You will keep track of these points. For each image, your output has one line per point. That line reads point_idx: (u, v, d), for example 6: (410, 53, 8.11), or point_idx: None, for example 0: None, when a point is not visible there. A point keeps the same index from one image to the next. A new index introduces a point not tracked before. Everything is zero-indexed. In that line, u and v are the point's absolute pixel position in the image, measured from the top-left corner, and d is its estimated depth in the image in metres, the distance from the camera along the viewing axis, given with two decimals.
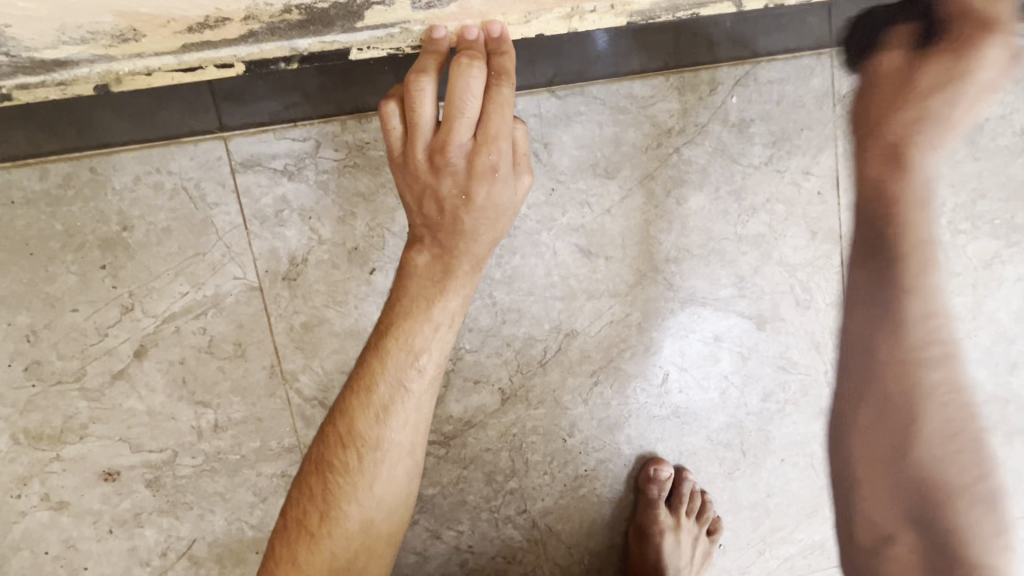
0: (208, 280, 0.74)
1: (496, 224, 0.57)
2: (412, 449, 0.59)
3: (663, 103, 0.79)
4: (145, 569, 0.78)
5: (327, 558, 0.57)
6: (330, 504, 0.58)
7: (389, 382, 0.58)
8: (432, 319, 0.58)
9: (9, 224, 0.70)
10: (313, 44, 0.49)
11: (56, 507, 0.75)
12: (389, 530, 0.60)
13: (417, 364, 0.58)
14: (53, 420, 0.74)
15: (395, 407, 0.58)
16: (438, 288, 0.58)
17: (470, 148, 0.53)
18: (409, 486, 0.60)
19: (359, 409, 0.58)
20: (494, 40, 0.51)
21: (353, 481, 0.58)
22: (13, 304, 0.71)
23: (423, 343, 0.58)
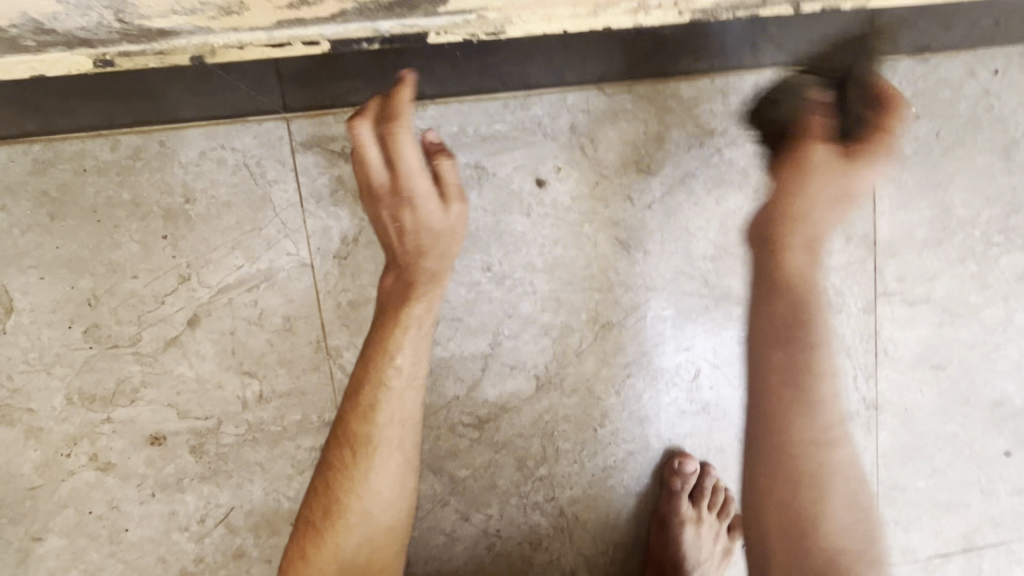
0: (262, 255, 0.76)
1: (438, 251, 0.69)
2: (403, 443, 0.71)
3: (707, 104, 0.81)
4: (183, 534, 0.80)
5: (335, 547, 0.69)
6: (332, 501, 0.69)
7: (373, 386, 0.69)
8: (416, 336, 0.70)
9: (80, 191, 0.73)
10: (395, 27, 0.52)
11: (103, 467, 0.78)
12: (389, 521, 0.71)
13: (406, 368, 0.70)
14: (107, 382, 0.76)
15: (385, 406, 0.69)
16: (418, 311, 0.70)
17: (389, 186, 0.65)
18: (402, 480, 0.71)
19: (354, 418, 0.69)
20: (405, 93, 0.63)
21: (353, 479, 0.69)
22: (78, 268, 0.74)
23: (407, 352, 0.70)
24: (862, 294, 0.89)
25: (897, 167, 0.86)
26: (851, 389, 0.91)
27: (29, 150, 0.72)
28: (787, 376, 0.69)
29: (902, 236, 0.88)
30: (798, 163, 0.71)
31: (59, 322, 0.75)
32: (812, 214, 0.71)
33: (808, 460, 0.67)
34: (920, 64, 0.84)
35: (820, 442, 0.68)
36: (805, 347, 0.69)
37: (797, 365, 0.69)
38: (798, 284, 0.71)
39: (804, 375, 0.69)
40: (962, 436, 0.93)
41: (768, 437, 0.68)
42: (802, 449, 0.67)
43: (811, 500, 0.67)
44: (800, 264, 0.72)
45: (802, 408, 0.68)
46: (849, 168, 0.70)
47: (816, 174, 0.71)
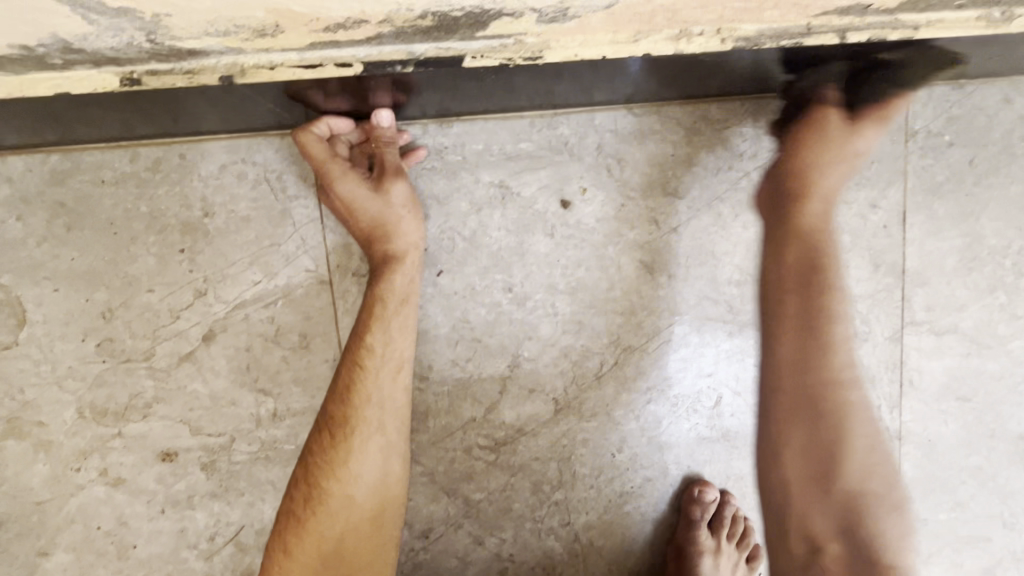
0: (280, 271, 0.75)
1: (390, 232, 0.71)
2: (381, 428, 0.71)
3: (737, 127, 0.80)
4: (192, 552, 0.79)
5: (317, 533, 0.70)
6: (314, 488, 0.71)
7: (348, 366, 0.71)
8: (389, 319, 0.71)
9: (97, 203, 0.72)
10: (431, 49, 0.50)
11: (113, 483, 0.76)
12: (370, 509, 0.71)
13: (381, 351, 0.71)
14: (119, 397, 0.75)
15: (361, 387, 0.71)
16: (393, 293, 0.71)
17: (337, 187, 0.70)
18: (382, 467, 0.71)
19: (333, 400, 0.71)
20: (320, 125, 0.69)
21: (333, 465, 0.70)
22: (93, 280, 0.73)
23: (384, 335, 0.71)
24: (889, 322, 0.87)
25: (928, 195, 0.84)
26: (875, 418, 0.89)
27: (47, 160, 0.70)
28: (796, 362, 0.73)
29: (931, 265, 0.86)
30: (821, 136, 0.73)
31: (72, 334, 0.73)
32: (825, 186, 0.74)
33: (860, 427, 0.74)
34: (955, 91, 0.82)
35: (846, 410, 0.74)
36: (799, 320, 0.73)
37: (818, 318, 0.73)
38: (805, 253, 0.74)
39: (825, 327, 0.74)
40: (987, 470, 0.91)
41: (783, 388, 0.74)
42: (851, 419, 0.74)
43: (830, 465, 0.72)
44: (815, 220, 0.75)
45: (835, 383, 0.73)
46: (855, 129, 0.73)
47: (819, 142, 0.73)
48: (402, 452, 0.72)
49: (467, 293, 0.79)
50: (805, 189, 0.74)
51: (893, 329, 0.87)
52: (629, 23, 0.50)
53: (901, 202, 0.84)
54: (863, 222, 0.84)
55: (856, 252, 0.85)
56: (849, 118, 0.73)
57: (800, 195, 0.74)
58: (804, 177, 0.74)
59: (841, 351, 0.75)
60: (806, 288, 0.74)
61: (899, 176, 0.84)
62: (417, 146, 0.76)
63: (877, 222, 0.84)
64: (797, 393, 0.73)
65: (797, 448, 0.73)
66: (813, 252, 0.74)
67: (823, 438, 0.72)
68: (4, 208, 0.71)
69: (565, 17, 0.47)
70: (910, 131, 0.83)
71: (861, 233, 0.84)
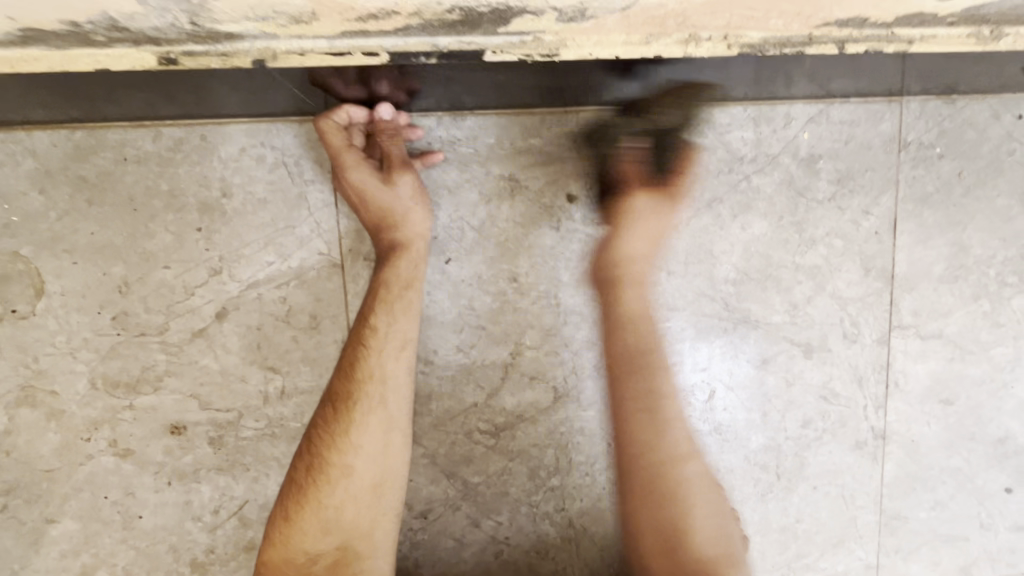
0: (294, 252, 0.77)
1: (399, 219, 0.73)
2: (383, 401, 0.73)
3: (738, 132, 0.83)
4: (196, 524, 0.81)
5: (316, 503, 0.72)
6: (315, 458, 0.72)
7: (353, 344, 0.73)
8: (392, 300, 0.73)
9: (119, 179, 0.74)
10: (454, 43, 0.53)
11: (122, 453, 0.78)
12: (369, 482, 0.72)
13: (384, 330, 0.73)
14: (132, 369, 0.77)
15: (365, 362, 0.73)
16: (399, 277, 0.74)
17: (346, 176, 0.72)
18: (382, 442, 0.73)
19: (337, 376, 0.73)
20: (340, 113, 0.71)
21: (334, 437, 0.72)
22: (111, 254, 0.75)
23: (388, 315, 0.73)
24: (877, 325, 0.90)
25: (919, 204, 0.88)
26: (861, 418, 0.92)
27: (72, 136, 0.72)
28: (642, 449, 0.78)
29: (919, 272, 0.90)
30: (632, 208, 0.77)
31: (88, 307, 0.75)
32: (642, 272, 0.79)
33: (700, 502, 0.79)
34: (947, 106, 0.86)
35: (687, 495, 0.79)
36: (638, 400, 0.79)
37: (645, 393, 0.79)
38: (641, 342, 0.79)
39: (656, 401, 0.79)
40: (965, 470, 0.95)
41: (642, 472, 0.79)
42: (682, 489, 0.79)
43: (677, 541, 0.78)
44: (635, 302, 0.80)
45: (656, 452, 0.78)
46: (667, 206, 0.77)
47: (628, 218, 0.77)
48: (403, 429, 0.74)
49: (474, 281, 0.82)
50: (622, 273, 0.79)
51: (881, 332, 0.90)
52: (642, 25, 0.52)
53: (893, 209, 0.88)
54: (855, 227, 0.87)
55: (848, 256, 0.88)
56: (668, 194, 0.77)
57: (615, 282, 0.79)
58: (610, 249, 0.79)
59: (676, 425, 0.80)
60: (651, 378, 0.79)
61: (892, 184, 0.87)
62: (435, 150, 0.78)
63: (869, 228, 0.88)
64: (649, 475, 0.78)
65: (654, 523, 0.79)
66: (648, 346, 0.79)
67: (665, 509, 0.78)
68: (28, 181, 0.73)
69: (582, 16, 0.50)
70: (903, 141, 0.86)
71: (853, 238, 0.87)
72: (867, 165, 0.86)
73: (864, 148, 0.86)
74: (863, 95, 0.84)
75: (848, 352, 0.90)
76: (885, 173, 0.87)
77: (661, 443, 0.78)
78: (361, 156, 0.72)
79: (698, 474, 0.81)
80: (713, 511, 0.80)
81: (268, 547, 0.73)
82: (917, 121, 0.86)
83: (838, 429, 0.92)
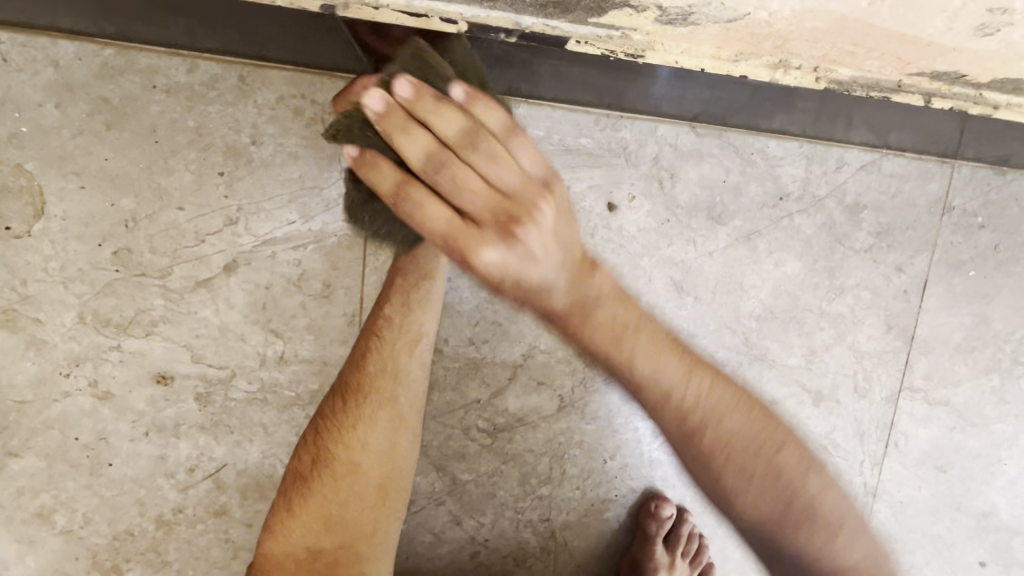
0: (317, 215, 0.73)
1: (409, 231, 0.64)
2: (393, 396, 0.70)
3: (790, 167, 0.81)
4: (168, 481, 0.77)
5: (322, 498, 0.68)
6: (319, 450, 0.69)
7: (365, 337, 0.70)
8: (409, 292, 0.70)
9: (143, 107, 0.69)
10: (538, 25, 0.50)
11: (101, 396, 0.74)
12: (377, 478, 0.69)
13: (398, 324, 0.70)
14: (125, 310, 0.72)
15: (376, 355, 0.70)
16: (417, 267, 0.70)
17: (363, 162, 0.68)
18: (391, 437, 0.70)
19: (346, 366, 0.71)
20: (354, 89, 0.65)
21: (341, 428, 0.69)
22: (122, 185, 0.70)
23: (404, 309, 0.71)
24: (888, 384, 0.90)
25: (951, 269, 0.87)
26: (855, 472, 0.91)
27: (100, 52, 0.67)
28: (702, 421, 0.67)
29: (938, 337, 0.89)
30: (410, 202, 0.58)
31: (89, 237, 0.70)
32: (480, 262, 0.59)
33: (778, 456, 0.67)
34: (997, 177, 0.85)
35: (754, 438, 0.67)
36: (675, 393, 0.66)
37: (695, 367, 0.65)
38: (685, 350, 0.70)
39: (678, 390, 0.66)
40: (946, 539, 0.95)
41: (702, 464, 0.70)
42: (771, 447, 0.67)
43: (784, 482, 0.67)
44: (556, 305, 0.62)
45: (723, 435, 0.66)
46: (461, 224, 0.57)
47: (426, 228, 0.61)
48: (410, 426, 0.71)
49: None
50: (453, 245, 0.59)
51: (890, 391, 0.90)
52: (737, 42, 0.50)
53: (925, 270, 0.87)
54: (886, 281, 0.86)
55: (874, 309, 0.87)
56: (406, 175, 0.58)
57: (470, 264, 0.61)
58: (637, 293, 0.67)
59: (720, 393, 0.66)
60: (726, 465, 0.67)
61: (930, 246, 0.86)
62: None
63: (899, 285, 0.87)
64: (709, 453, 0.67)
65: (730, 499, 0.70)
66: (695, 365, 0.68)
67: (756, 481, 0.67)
68: (44, 91, 0.67)
69: (681, 22, 0.47)
70: (949, 206, 0.85)
71: (881, 292, 0.87)
72: (908, 223, 0.85)
73: (910, 204, 0.84)
74: (919, 152, 0.82)
75: (855, 405, 0.90)
76: (925, 234, 0.86)
77: (711, 432, 0.66)
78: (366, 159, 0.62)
79: (755, 440, 0.67)
80: (766, 483, 0.66)
81: (267, 538, 0.68)
82: (965, 188, 0.85)
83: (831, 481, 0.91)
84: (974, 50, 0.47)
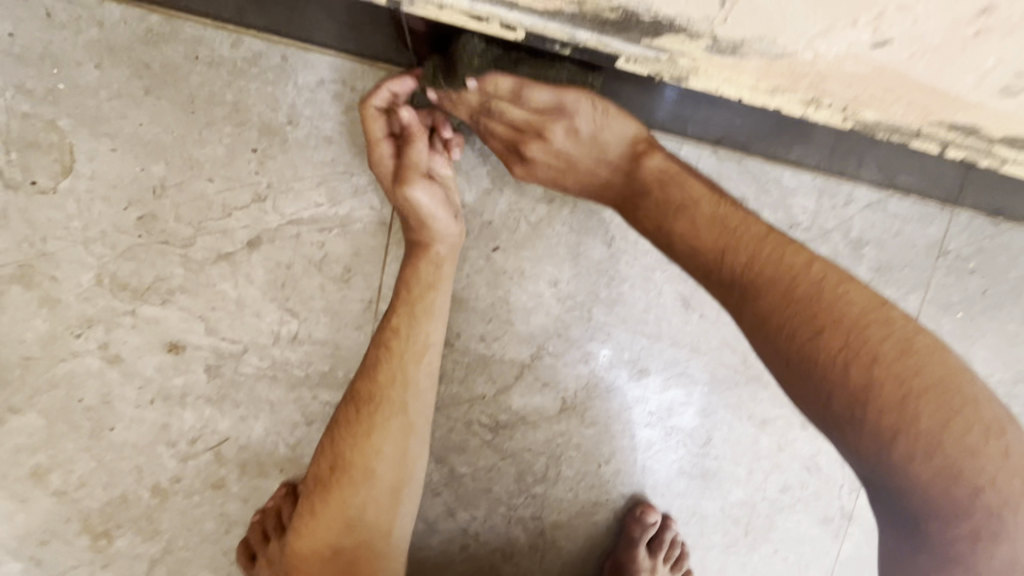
0: (345, 200, 0.74)
1: (415, 226, 0.69)
2: (404, 407, 0.70)
3: (802, 198, 0.85)
4: (169, 450, 0.77)
5: (341, 503, 0.69)
6: (336, 457, 0.69)
7: (376, 346, 0.70)
8: (413, 303, 0.70)
9: (183, 77, 0.69)
10: (592, 40, 0.52)
11: (110, 359, 0.74)
12: (391, 483, 0.70)
13: (406, 335, 0.70)
14: (144, 275, 0.72)
15: (386, 366, 0.70)
16: (419, 280, 0.70)
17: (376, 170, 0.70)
18: (403, 445, 0.70)
19: (359, 374, 0.71)
20: (376, 97, 0.66)
21: (355, 436, 0.69)
22: (154, 151, 0.70)
23: (411, 319, 0.70)
24: None
25: (940, 310, 0.92)
26: (835, 495, 0.94)
27: (146, 18, 0.67)
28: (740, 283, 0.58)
29: None
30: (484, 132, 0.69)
31: (116, 200, 0.70)
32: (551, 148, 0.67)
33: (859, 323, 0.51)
34: (992, 227, 0.90)
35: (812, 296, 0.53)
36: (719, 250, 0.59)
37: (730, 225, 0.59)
38: (745, 226, 0.59)
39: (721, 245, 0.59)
40: None
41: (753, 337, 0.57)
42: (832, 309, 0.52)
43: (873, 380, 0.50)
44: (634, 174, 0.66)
45: (777, 296, 0.54)
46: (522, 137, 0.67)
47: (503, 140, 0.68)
48: (421, 433, 0.71)
49: (516, 275, 0.80)
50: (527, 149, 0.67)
51: None
52: (776, 76, 0.52)
53: (917, 308, 0.91)
54: None
55: None
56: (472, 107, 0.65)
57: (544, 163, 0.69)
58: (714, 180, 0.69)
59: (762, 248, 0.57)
60: (787, 359, 0.54)
61: (923, 286, 0.90)
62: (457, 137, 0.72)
63: None
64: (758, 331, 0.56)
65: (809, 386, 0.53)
66: (749, 237, 0.58)
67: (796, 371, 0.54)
68: (85, 51, 0.67)
69: (730, 53, 0.49)
70: (944, 250, 0.89)
71: None
72: (906, 262, 0.89)
73: (909, 244, 0.89)
74: (922, 197, 0.87)
75: None
76: (920, 274, 0.90)
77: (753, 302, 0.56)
78: (394, 149, 0.69)
79: (810, 307, 0.53)
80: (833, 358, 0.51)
81: (292, 539, 0.70)
82: (962, 234, 0.89)
83: (811, 501, 0.93)
84: (997, 106, 0.50)
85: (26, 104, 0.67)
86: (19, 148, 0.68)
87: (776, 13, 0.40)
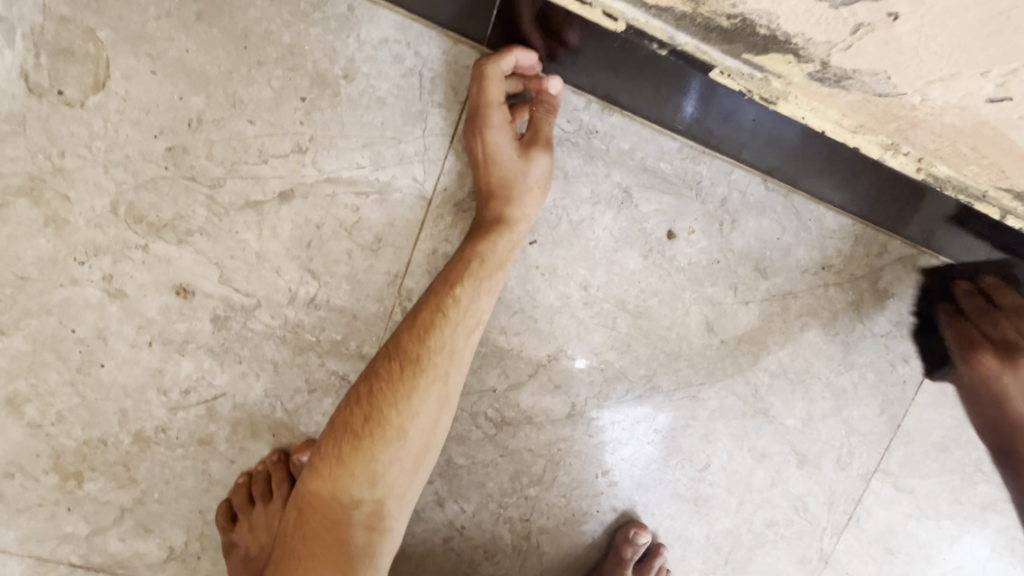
0: (388, 166, 0.71)
1: (511, 198, 0.69)
2: (447, 377, 0.67)
3: (840, 241, 0.84)
4: (159, 398, 0.73)
5: (372, 455, 0.65)
6: (374, 410, 0.65)
7: (432, 308, 0.67)
8: (479, 276, 0.68)
9: (240, 9, 0.65)
10: (690, 45, 0.53)
11: (113, 292, 0.69)
12: (417, 450, 0.66)
13: (465, 306, 0.68)
14: (163, 211, 0.68)
15: (438, 332, 0.67)
16: (492, 256, 0.69)
17: (490, 132, 0.68)
18: (439, 413, 0.67)
19: (407, 332, 0.67)
20: (509, 60, 0.66)
21: (396, 396, 0.66)
22: (196, 82, 0.66)
23: (476, 292, 0.68)
24: (867, 462, 0.93)
25: None
26: (815, 538, 0.94)
27: None
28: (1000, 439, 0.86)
29: (921, 430, 0.92)
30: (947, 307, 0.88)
31: (147, 126, 0.66)
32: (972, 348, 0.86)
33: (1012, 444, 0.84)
34: None
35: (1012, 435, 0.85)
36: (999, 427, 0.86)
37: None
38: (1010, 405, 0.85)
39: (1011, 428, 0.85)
40: None
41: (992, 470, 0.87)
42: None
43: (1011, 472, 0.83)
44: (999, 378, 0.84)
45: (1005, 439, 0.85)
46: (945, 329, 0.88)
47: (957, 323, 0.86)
48: (454, 406, 0.69)
49: (547, 272, 0.78)
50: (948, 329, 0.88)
51: (868, 469, 0.93)
52: (864, 115, 0.52)
53: None
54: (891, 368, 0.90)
55: (873, 393, 0.90)
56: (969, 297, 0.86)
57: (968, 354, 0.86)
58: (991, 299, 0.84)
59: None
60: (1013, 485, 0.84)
61: None
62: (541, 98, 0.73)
63: (901, 374, 0.90)
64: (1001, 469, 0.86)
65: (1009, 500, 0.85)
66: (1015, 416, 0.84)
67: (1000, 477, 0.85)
68: None
69: (830, 83, 0.48)
70: None
71: (884, 376, 0.90)
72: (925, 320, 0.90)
73: None
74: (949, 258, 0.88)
75: (834, 476, 0.93)
76: None
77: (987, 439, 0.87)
78: (508, 118, 0.68)
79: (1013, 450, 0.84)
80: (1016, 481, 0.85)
81: (313, 479, 0.65)
82: None
83: (793, 540, 0.93)
84: None
85: (66, 8, 0.63)
86: (52, 53, 0.63)
87: (907, 48, 0.39)
